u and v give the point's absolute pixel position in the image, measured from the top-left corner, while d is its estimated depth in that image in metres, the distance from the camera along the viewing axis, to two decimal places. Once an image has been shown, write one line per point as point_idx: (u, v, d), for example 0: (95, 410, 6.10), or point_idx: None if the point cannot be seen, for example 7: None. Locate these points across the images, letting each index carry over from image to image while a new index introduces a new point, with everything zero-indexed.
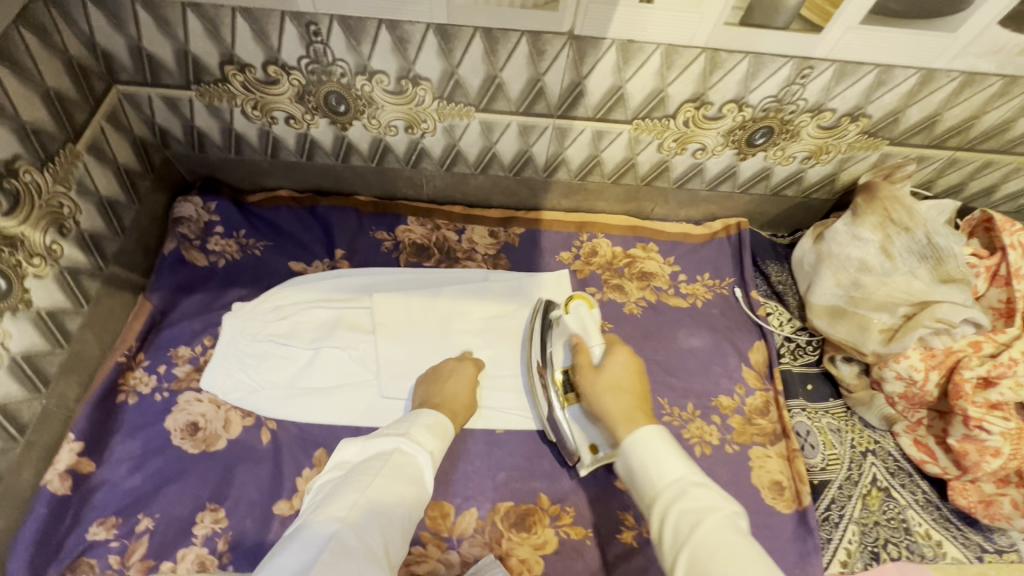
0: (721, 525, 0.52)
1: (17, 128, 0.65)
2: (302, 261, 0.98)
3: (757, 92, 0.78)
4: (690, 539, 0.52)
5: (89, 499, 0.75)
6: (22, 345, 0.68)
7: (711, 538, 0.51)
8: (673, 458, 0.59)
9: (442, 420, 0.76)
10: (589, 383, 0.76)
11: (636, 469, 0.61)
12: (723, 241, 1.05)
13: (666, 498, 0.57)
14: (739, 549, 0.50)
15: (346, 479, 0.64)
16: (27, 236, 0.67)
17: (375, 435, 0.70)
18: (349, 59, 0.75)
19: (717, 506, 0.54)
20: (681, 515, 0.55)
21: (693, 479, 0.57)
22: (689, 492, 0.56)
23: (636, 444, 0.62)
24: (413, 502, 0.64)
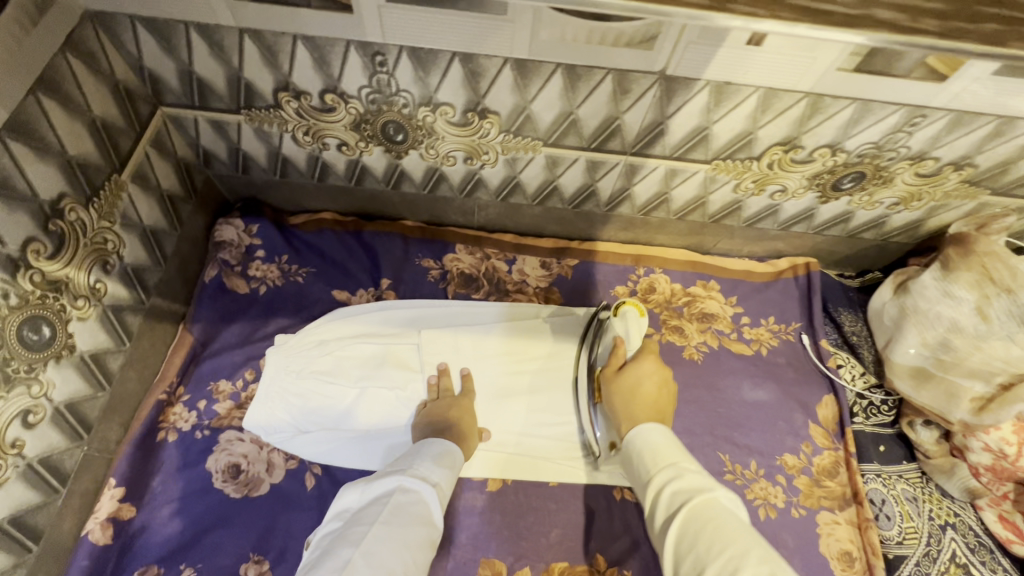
0: (712, 498, 0.53)
1: (62, 164, 0.60)
2: (347, 290, 0.93)
3: (856, 138, 0.72)
4: (677, 513, 0.53)
5: (131, 546, 0.72)
6: (65, 394, 0.64)
7: (700, 511, 0.52)
8: (668, 451, 0.61)
9: (450, 449, 0.72)
10: (610, 383, 0.75)
11: (642, 459, 0.62)
12: (790, 283, 0.99)
13: (657, 483, 0.57)
14: (726, 517, 0.51)
15: (345, 528, 0.58)
16: (71, 278, 0.63)
17: (373, 477, 0.64)
18: (414, 90, 0.70)
19: (704, 483, 0.55)
20: (673, 497, 0.55)
21: (683, 465, 0.58)
22: (681, 475, 0.57)
23: (637, 440, 0.64)
24: (422, 545, 0.57)
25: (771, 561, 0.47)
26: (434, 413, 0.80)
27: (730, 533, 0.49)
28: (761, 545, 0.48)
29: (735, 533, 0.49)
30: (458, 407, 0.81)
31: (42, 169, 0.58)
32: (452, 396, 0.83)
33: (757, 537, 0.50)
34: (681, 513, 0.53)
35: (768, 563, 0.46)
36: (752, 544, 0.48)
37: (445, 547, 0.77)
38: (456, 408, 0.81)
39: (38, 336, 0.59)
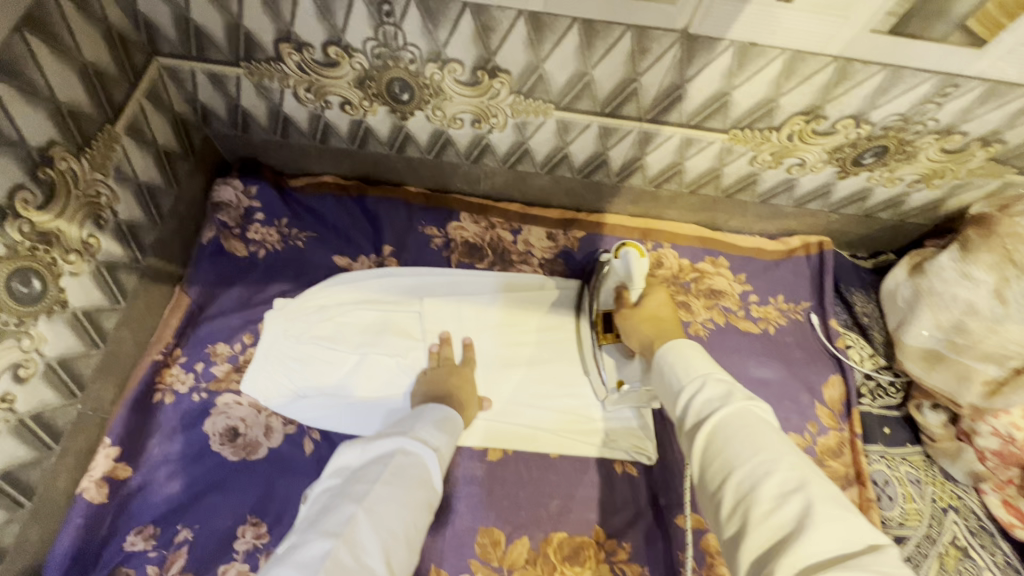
0: (743, 408, 0.50)
1: (52, 110, 0.57)
2: (348, 256, 0.91)
3: (882, 109, 0.69)
4: (708, 417, 0.51)
5: (127, 506, 0.71)
6: (58, 350, 0.62)
7: (733, 421, 0.49)
8: (698, 362, 0.57)
9: (449, 415, 0.69)
10: (626, 320, 0.74)
11: (668, 371, 0.58)
12: (801, 261, 0.96)
13: (686, 394, 0.54)
14: (758, 427, 0.48)
15: (345, 485, 0.55)
16: (62, 232, 0.60)
17: (373, 436, 0.61)
18: (421, 44, 0.66)
19: (736, 389, 0.52)
20: (702, 405, 0.52)
21: (713, 374, 0.55)
22: (709, 385, 0.54)
23: (661, 356, 0.60)
24: (421, 507, 0.55)
25: (805, 471, 0.45)
26: (434, 379, 0.79)
27: (762, 441, 0.47)
28: (795, 455, 0.47)
29: (767, 443, 0.47)
30: (461, 374, 0.81)
31: (30, 113, 0.55)
32: (453, 364, 0.82)
33: (790, 446, 0.48)
34: (711, 420, 0.50)
35: (800, 472, 0.45)
36: (785, 454, 0.46)
37: (443, 515, 0.76)
38: (456, 376, 0.80)
39: (27, 289, 0.57)
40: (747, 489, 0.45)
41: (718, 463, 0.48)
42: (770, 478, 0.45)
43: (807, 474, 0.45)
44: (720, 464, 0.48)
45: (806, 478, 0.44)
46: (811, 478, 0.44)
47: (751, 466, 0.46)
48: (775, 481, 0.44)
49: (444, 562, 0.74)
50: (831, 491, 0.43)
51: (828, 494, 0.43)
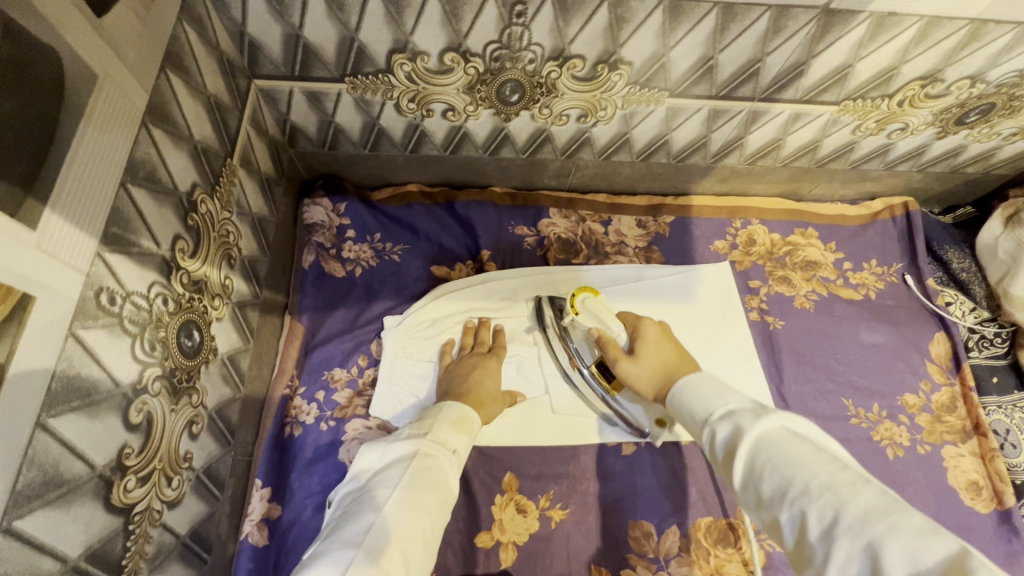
0: (753, 440, 0.46)
1: (191, 149, 0.54)
2: (445, 265, 0.89)
3: (1002, 67, 0.69)
4: (739, 455, 0.46)
5: (286, 543, 0.70)
6: (215, 400, 0.60)
7: (755, 457, 0.45)
8: (707, 399, 0.53)
9: (466, 414, 0.66)
10: (631, 374, 0.69)
11: (686, 416, 0.56)
12: (888, 224, 0.97)
13: (705, 434, 0.52)
14: (773, 455, 0.44)
15: (367, 489, 0.54)
16: (208, 276, 0.58)
17: (392, 441, 0.60)
18: (546, 42, 0.64)
19: (741, 418, 0.48)
20: (724, 450, 0.48)
21: (717, 413, 0.51)
22: (717, 427, 0.50)
23: (677, 396, 0.58)
24: (439, 513, 0.53)
25: (837, 490, 0.39)
26: (457, 374, 0.76)
27: (791, 471, 0.42)
28: (825, 472, 0.41)
29: (793, 471, 0.42)
30: (486, 364, 0.77)
31: (178, 157, 0.51)
32: (482, 352, 0.79)
33: (813, 459, 0.42)
34: (733, 466, 0.46)
35: (834, 491, 0.39)
36: (809, 476, 0.41)
37: (592, 513, 0.77)
38: (477, 370, 0.76)
39: (191, 341, 0.54)
40: (800, 533, 0.40)
41: (765, 509, 0.44)
42: (809, 511, 0.40)
43: (840, 491, 0.39)
44: (768, 509, 0.43)
45: (841, 496, 0.39)
46: (846, 494, 0.39)
47: (789, 505, 0.41)
48: (815, 516, 0.39)
49: (603, 560, 0.75)
50: (870, 504, 0.38)
51: (867, 509, 0.38)
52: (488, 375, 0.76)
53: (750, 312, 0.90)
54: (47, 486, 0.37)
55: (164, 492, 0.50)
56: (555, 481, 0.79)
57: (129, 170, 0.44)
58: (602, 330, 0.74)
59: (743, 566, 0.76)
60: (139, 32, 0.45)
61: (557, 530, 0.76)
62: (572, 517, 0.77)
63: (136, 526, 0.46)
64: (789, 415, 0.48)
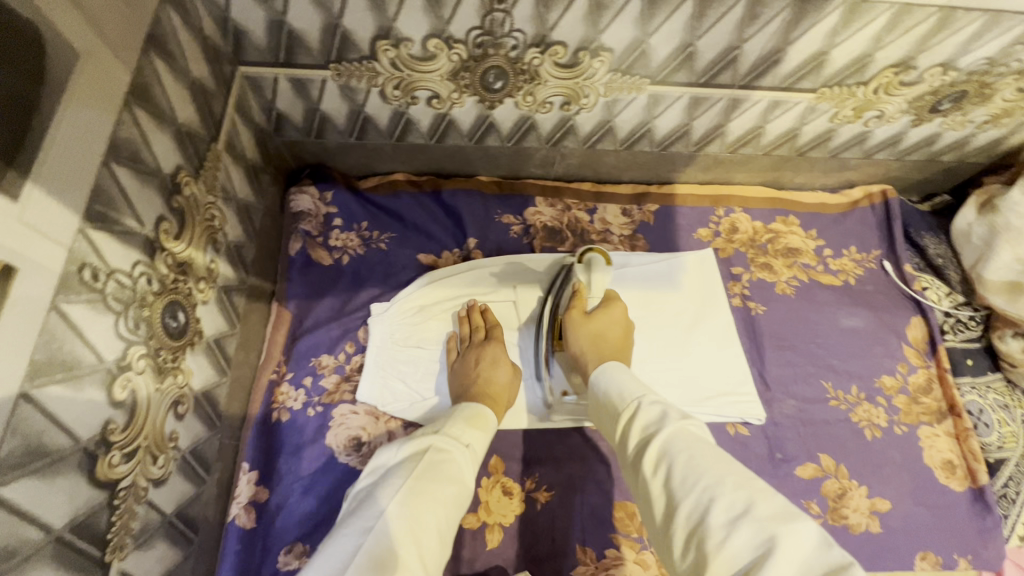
0: (675, 431, 0.53)
1: (175, 132, 0.54)
2: (432, 253, 0.90)
3: (972, 55, 0.71)
4: (655, 439, 0.53)
5: (273, 526, 0.71)
6: (201, 382, 0.60)
7: (670, 446, 0.51)
8: (636, 385, 0.61)
9: (482, 410, 0.67)
10: (577, 324, 0.77)
11: (610, 397, 0.62)
12: (867, 212, 0.99)
13: (626, 417, 0.58)
14: (693, 447, 0.51)
15: (381, 478, 0.56)
16: (193, 259, 0.58)
17: (407, 434, 0.61)
18: (528, 29, 0.65)
19: (670, 412, 0.56)
20: (641, 431, 0.55)
21: (647, 399, 0.58)
22: (641, 410, 0.57)
23: (605, 384, 0.64)
24: (453, 505, 0.55)
25: (749, 491, 0.45)
26: (466, 368, 0.76)
27: (704, 466, 0.48)
28: (736, 472, 0.48)
29: (705, 466, 0.48)
30: (485, 351, 0.77)
31: (162, 139, 0.52)
32: (479, 341, 0.79)
33: (732, 464, 0.49)
34: (651, 447, 0.52)
35: (745, 490, 0.46)
36: (725, 475, 0.47)
37: (577, 494, 0.79)
38: (485, 364, 0.75)
39: (176, 322, 0.55)
40: (696, 518, 0.45)
41: (666, 493, 0.49)
42: (716, 502, 0.45)
43: (750, 491, 0.45)
44: (668, 497, 0.49)
45: (750, 495, 0.45)
46: (755, 495, 0.45)
47: (696, 494, 0.47)
48: (722, 506, 0.45)
49: (588, 540, 0.76)
50: (776, 508, 0.44)
51: (771, 509, 0.44)
52: (502, 371, 0.76)
53: (733, 298, 0.92)
54: (29, 456, 0.37)
55: (150, 469, 0.51)
56: (541, 464, 0.80)
57: (111, 149, 0.45)
58: (585, 287, 0.82)
59: None
60: (122, 13, 0.45)
61: (542, 512, 0.77)
62: (558, 499, 0.78)
63: (121, 501, 0.46)
64: (707, 429, 0.55)
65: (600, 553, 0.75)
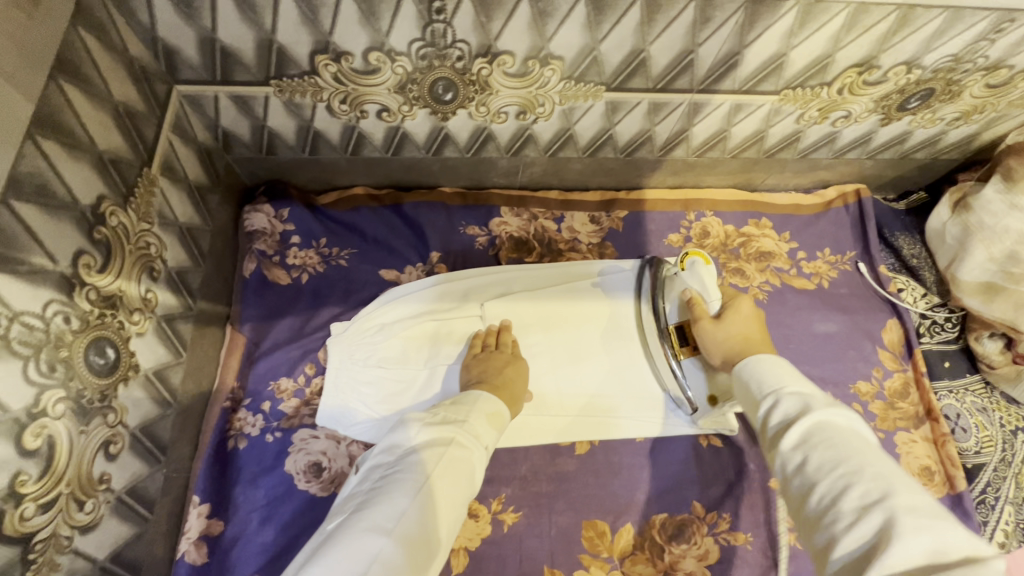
0: (817, 421, 0.47)
1: (95, 160, 0.52)
2: (394, 268, 0.88)
3: (936, 52, 0.69)
4: (800, 422, 0.47)
5: (228, 560, 0.69)
6: (139, 418, 0.58)
7: (813, 432, 0.46)
8: (779, 375, 0.54)
9: (498, 408, 0.67)
10: (709, 334, 0.68)
11: (747, 386, 0.56)
12: (841, 212, 0.97)
13: (761, 409, 0.52)
14: (841, 437, 0.45)
15: (397, 469, 0.54)
16: (124, 290, 0.56)
17: (428, 421, 0.60)
18: (472, 39, 0.62)
19: (814, 402, 0.49)
20: (782, 417, 0.49)
21: (788, 389, 0.51)
22: (783, 398, 0.51)
23: (744, 369, 0.58)
24: (461, 503, 0.55)
25: (888, 482, 0.41)
26: (487, 365, 0.75)
27: (849, 453, 0.43)
28: (885, 466, 0.42)
29: (850, 455, 0.43)
30: (516, 364, 0.77)
31: (77, 168, 0.49)
32: (508, 354, 0.78)
33: (878, 458, 0.44)
34: (790, 429, 0.47)
35: (886, 480, 0.41)
36: (865, 462, 0.42)
37: (543, 514, 0.76)
38: (510, 366, 0.75)
39: (103, 360, 0.52)
40: (828, 504, 0.42)
41: (800, 477, 0.45)
42: (852, 488, 0.41)
43: (894, 482, 0.40)
44: (804, 480, 0.44)
45: (893, 486, 0.40)
46: (897, 487, 0.40)
47: (832, 479, 0.42)
48: (858, 493, 0.41)
49: (556, 562, 0.74)
50: (918, 503, 0.39)
51: (916, 504, 0.39)
52: (519, 373, 0.76)
53: None
54: None
55: (75, 516, 0.49)
56: (507, 484, 0.78)
57: (12, 185, 0.42)
58: (698, 295, 0.73)
59: (697, 562, 0.75)
60: (18, 40, 0.42)
61: (509, 534, 0.75)
62: (525, 520, 0.76)
63: (37, 556, 0.44)
64: (858, 418, 0.48)
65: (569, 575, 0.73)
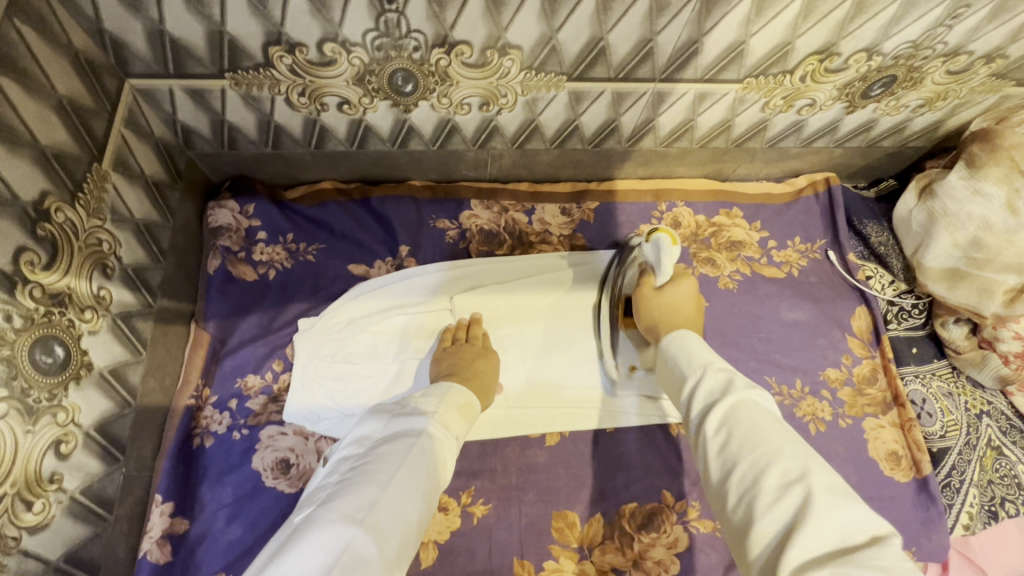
0: (739, 399, 0.48)
1: (38, 156, 0.53)
2: (363, 263, 0.87)
3: (895, 38, 0.69)
4: (727, 402, 0.48)
5: (193, 558, 0.68)
6: (93, 417, 0.60)
7: (735, 412, 0.47)
8: (700, 353, 0.55)
9: (470, 399, 0.66)
10: (647, 301, 0.72)
11: (677, 361, 0.56)
12: (811, 201, 0.98)
13: (688, 386, 0.53)
14: (764, 416, 0.46)
15: (368, 460, 0.53)
16: (74, 288, 0.57)
17: (398, 413, 0.60)
18: (427, 29, 0.61)
19: (737, 379, 0.50)
20: (707, 395, 0.50)
21: (715, 365, 0.53)
22: (710, 377, 0.51)
23: (669, 349, 0.59)
24: (432, 495, 0.54)
25: (807, 460, 0.42)
26: (458, 357, 0.75)
27: (771, 430, 0.44)
28: (802, 446, 0.44)
29: (770, 433, 0.44)
30: (487, 359, 0.76)
31: (16, 165, 0.50)
32: (479, 347, 0.77)
33: (792, 435, 0.45)
34: (714, 412, 0.47)
35: (802, 459, 0.42)
36: (785, 441, 0.43)
37: (513, 506, 0.77)
38: (481, 358, 0.75)
39: (52, 358, 0.54)
40: (747, 485, 0.42)
41: (720, 460, 0.45)
42: (771, 468, 0.42)
43: (808, 461, 0.42)
44: (722, 462, 0.45)
45: (808, 465, 0.41)
46: (812, 466, 0.41)
47: (753, 458, 0.43)
48: (775, 473, 0.41)
49: (526, 553, 0.74)
50: (830, 482, 0.40)
51: (827, 482, 0.40)
52: (491, 368, 0.76)
53: None
54: None
55: (23, 517, 0.51)
56: (477, 476, 0.78)
57: None
58: (653, 270, 0.74)
59: (667, 550, 0.76)
60: None
61: (479, 526, 0.75)
62: (495, 512, 0.76)
63: None
64: (774, 399, 0.49)
65: (538, 566, 0.73)
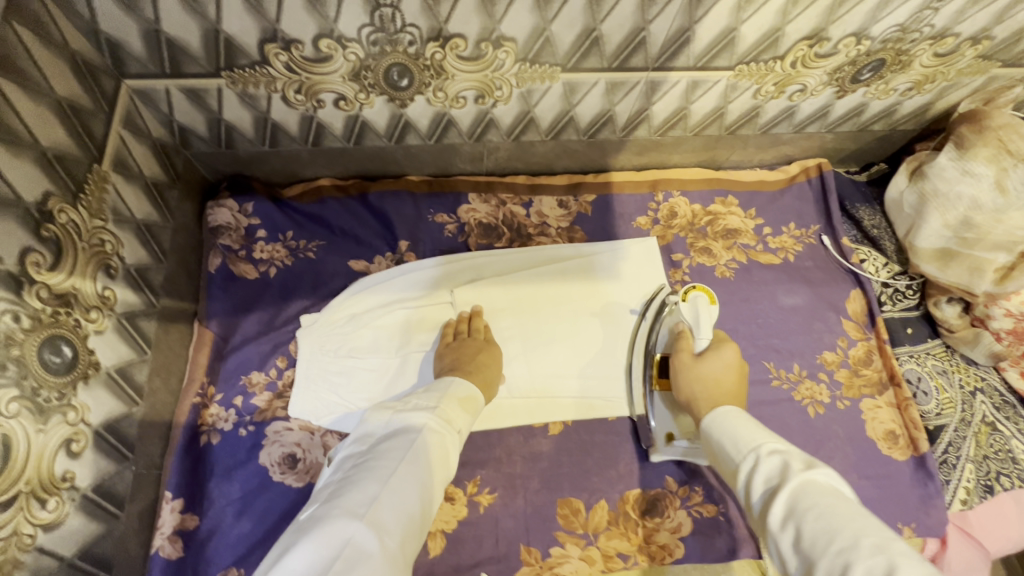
0: (800, 484, 0.49)
1: (38, 157, 0.53)
2: (363, 259, 0.87)
3: (882, 22, 0.70)
4: (787, 490, 0.49)
5: (204, 554, 0.69)
6: (101, 416, 0.61)
7: (799, 499, 0.48)
8: (749, 433, 0.58)
9: (473, 392, 0.67)
10: (688, 368, 0.73)
11: (723, 446, 0.60)
12: (804, 186, 0.99)
13: (742, 471, 0.55)
14: (829, 502, 0.47)
15: (369, 457, 0.54)
16: (79, 288, 0.58)
17: (398, 409, 0.60)
18: (421, 23, 0.62)
19: (793, 462, 0.52)
20: (765, 482, 0.53)
21: (764, 447, 0.55)
22: (763, 461, 0.54)
23: (718, 432, 0.62)
24: (435, 488, 0.55)
25: (891, 553, 0.41)
26: (460, 353, 0.75)
27: (842, 520, 0.45)
28: (881, 535, 0.44)
29: (841, 524, 0.45)
30: (490, 352, 0.77)
31: (18, 165, 0.51)
32: (480, 340, 0.78)
33: (868, 524, 0.45)
34: (777, 500, 0.49)
35: (884, 553, 0.41)
36: (861, 533, 0.43)
37: (519, 495, 0.78)
38: (482, 353, 0.76)
39: (59, 358, 0.55)
40: None
41: (797, 557, 0.46)
42: (854, 564, 0.41)
43: (892, 553, 0.41)
44: (802, 557, 0.45)
45: (893, 559, 0.41)
46: (899, 559, 0.41)
47: (833, 556, 0.43)
48: (860, 570, 0.41)
49: (533, 540, 0.75)
50: None
51: None
52: (495, 363, 0.76)
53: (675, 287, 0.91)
54: None
55: (36, 514, 0.52)
56: (482, 466, 0.79)
57: None
58: (690, 330, 0.80)
59: (671, 534, 0.77)
60: None
61: (486, 515, 0.76)
62: (501, 501, 0.77)
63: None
64: (839, 480, 0.50)
65: (545, 552, 0.75)
